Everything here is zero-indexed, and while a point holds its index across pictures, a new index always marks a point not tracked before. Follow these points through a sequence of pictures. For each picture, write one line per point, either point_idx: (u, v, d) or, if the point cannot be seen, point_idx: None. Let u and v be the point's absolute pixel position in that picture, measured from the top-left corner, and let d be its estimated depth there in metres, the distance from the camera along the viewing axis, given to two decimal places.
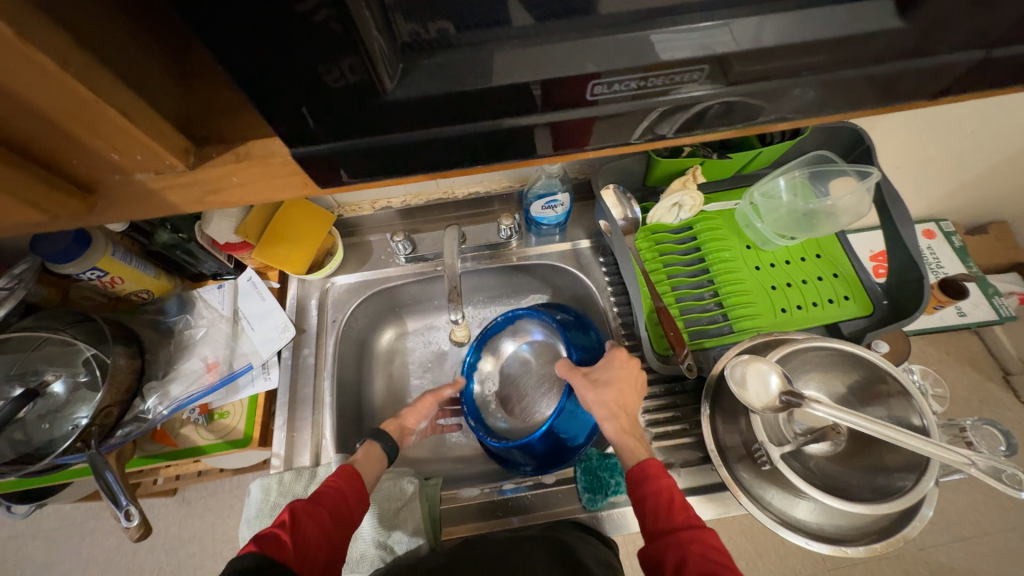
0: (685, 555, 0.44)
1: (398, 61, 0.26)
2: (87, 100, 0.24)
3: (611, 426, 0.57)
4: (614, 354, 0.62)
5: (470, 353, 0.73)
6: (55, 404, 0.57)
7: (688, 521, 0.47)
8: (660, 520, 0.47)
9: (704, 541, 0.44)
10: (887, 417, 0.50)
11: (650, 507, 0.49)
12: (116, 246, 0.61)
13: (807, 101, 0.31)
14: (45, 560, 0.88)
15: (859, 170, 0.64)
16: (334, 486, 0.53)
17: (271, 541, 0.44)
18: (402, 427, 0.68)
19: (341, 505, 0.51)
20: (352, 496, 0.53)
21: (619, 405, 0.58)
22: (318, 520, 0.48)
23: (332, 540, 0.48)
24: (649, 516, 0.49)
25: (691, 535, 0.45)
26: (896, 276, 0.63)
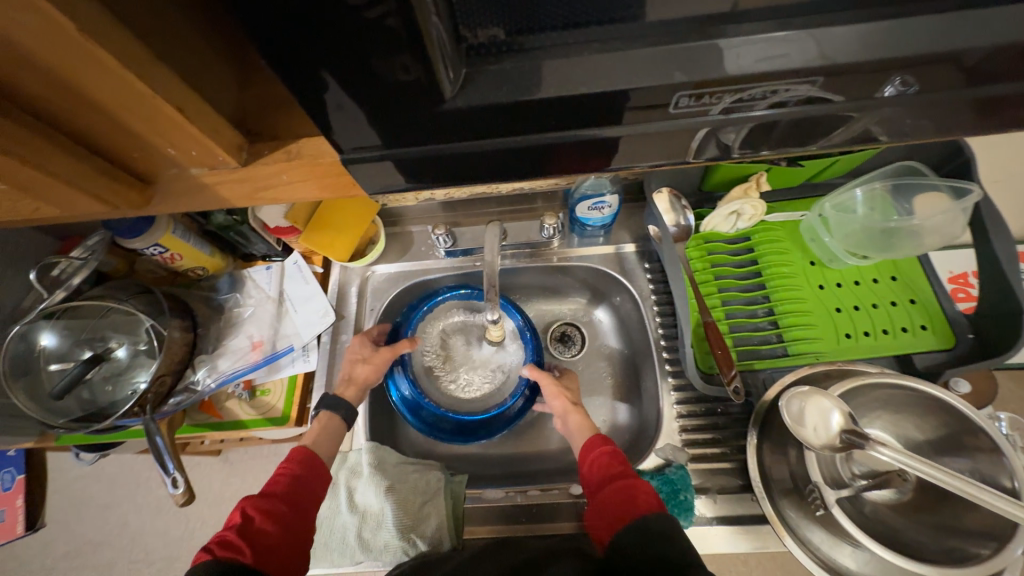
0: (618, 500, 0.48)
1: (462, 67, 0.24)
2: (146, 97, 0.24)
3: (575, 416, 0.62)
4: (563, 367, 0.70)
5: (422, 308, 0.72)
6: (117, 368, 0.60)
7: (627, 471, 0.51)
8: (603, 474, 0.52)
9: (637, 486, 0.49)
10: (969, 472, 0.44)
11: (595, 466, 0.53)
12: (177, 224, 0.63)
13: (914, 116, 0.27)
14: (107, 500, 0.97)
15: (955, 187, 0.56)
16: (289, 474, 0.53)
17: (223, 544, 0.45)
18: (361, 387, 0.65)
19: (297, 491, 0.52)
20: (308, 478, 0.54)
21: (576, 401, 0.64)
22: (274, 511, 0.49)
23: (292, 526, 0.49)
24: (595, 476, 0.52)
25: (627, 483, 0.49)
26: (987, 309, 0.56)
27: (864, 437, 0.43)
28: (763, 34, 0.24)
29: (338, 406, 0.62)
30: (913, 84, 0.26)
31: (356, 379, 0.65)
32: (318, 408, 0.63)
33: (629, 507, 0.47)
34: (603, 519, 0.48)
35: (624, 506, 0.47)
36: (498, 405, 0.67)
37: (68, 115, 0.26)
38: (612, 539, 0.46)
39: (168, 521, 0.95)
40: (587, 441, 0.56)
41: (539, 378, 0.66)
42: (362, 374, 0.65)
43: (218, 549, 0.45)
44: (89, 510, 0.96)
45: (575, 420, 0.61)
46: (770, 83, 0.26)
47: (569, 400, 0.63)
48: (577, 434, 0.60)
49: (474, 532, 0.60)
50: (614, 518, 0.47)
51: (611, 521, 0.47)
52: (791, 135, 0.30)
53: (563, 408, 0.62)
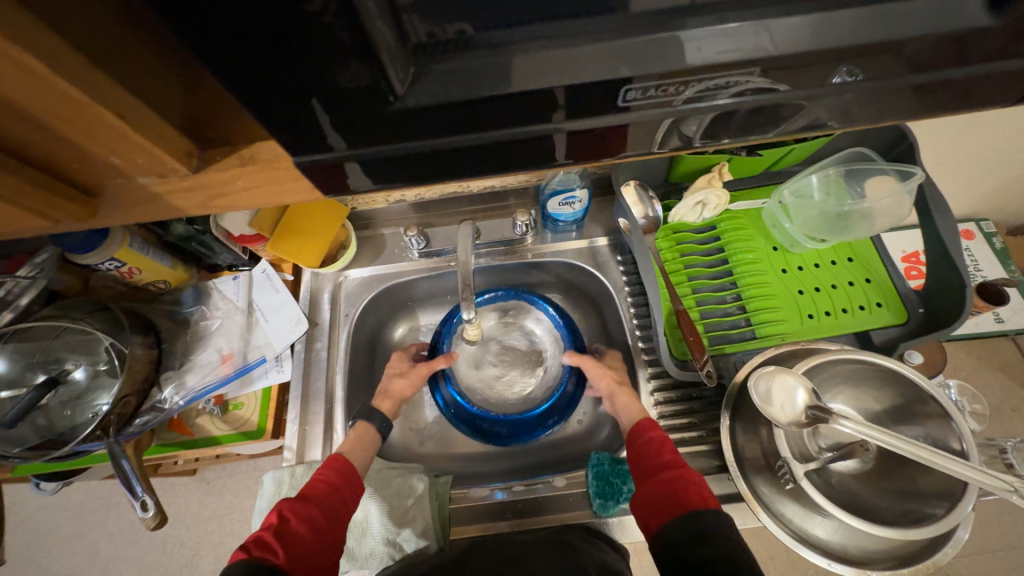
0: (668, 490, 0.48)
1: (409, 65, 0.24)
2: (82, 105, 0.23)
3: (624, 395, 0.62)
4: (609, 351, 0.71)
5: (452, 317, 0.73)
6: (76, 391, 0.57)
7: (676, 462, 0.51)
8: (650, 463, 0.52)
9: (688, 477, 0.49)
10: (923, 438, 0.47)
11: (642, 452, 0.54)
12: (134, 237, 0.61)
13: (852, 103, 0.29)
14: (74, 530, 0.92)
15: (901, 170, 0.59)
16: (325, 479, 0.52)
17: (259, 544, 0.44)
18: (398, 400, 0.67)
19: (331, 497, 0.51)
20: (343, 484, 0.53)
21: (623, 381, 0.65)
22: (308, 515, 0.48)
23: (324, 532, 0.48)
24: (641, 461, 0.53)
25: (678, 474, 0.49)
26: (934, 283, 0.59)
27: (828, 412, 0.46)
28: (708, 29, 0.25)
29: (372, 416, 0.63)
30: (850, 73, 0.27)
31: (392, 392, 0.68)
32: (355, 418, 0.63)
33: (682, 498, 0.47)
34: (653, 510, 0.48)
35: (675, 497, 0.47)
36: (550, 396, 0.68)
37: (0, 127, 0.24)
38: (662, 531, 0.45)
39: (143, 547, 0.91)
40: (636, 426, 0.57)
41: (581, 362, 0.67)
42: (398, 387, 0.68)
43: (253, 548, 0.44)
44: (54, 542, 0.91)
45: (623, 402, 0.62)
46: (716, 76, 0.26)
47: (614, 380, 0.64)
48: (628, 413, 0.60)
49: (462, 532, 0.60)
50: (664, 509, 0.47)
51: (660, 511, 0.47)
52: (742, 125, 0.31)
53: (611, 388, 0.63)
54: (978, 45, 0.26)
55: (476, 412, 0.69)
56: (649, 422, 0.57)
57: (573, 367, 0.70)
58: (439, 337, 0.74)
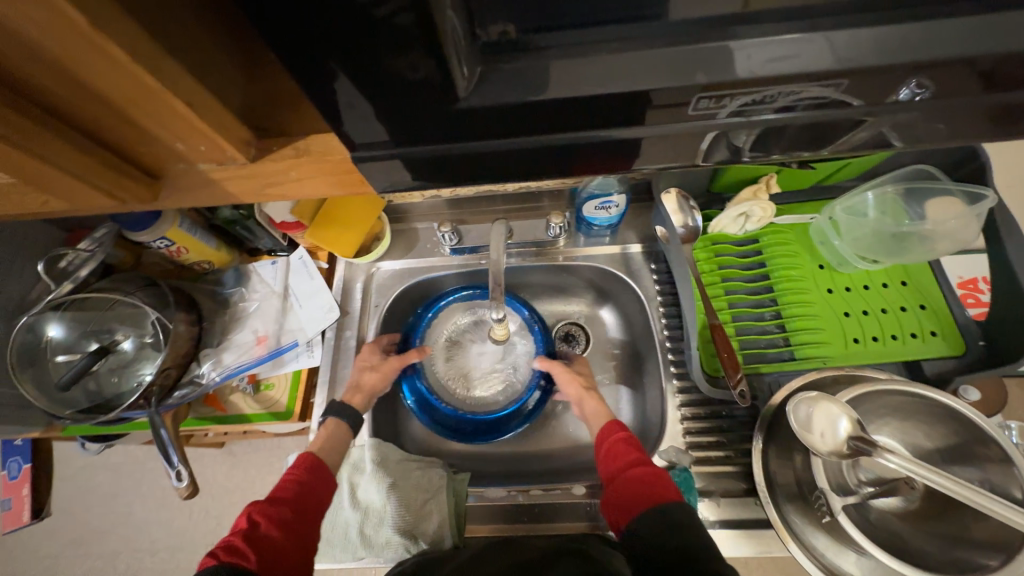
0: (631, 487, 0.49)
1: (476, 64, 0.24)
2: (155, 91, 0.24)
3: (592, 401, 0.63)
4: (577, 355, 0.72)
5: (427, 312, 0.72)
6: (123, 360, 0.60)
7: (641, 459, 0.51)
8: (615, 462, 0.52)
9: (651, 473, 0.49)
10: (979, 482, 0.44)
11: (608, 454, 0.54)
12: (184, 218, 0.63)
13: (932, 120, 0.27)
14: (112, 489, 0.98)
15: (970, 192, 0.55)
16: (295, 480, 0.53)
17: (229, 549, 0.45)
18: (369, 394, 0.66)
19: (302, 497, 0.52)
20: (313, 484, 0.54)
21: (590, 386, 0.66)
22: (278, 516, 0.49)
23: (297, 531, 0.49)
24: (607, 462, 0.53)
25: (641, 470, 0.50)
26: (1000, 315, 0.55)
27: (872, 444, 0.43)
28: (784, 35, 0.24)
29: (346, 413, 0.63)
30: (933, 87, 0.25)
31: (364, 386, 0.65)
32: (324, 414, 0.63)
33: (643, 494, 0.47)
34: (618, 507, 0.49)
35: (638, 493, 0.48)
36: (518, 401, 0.68)
37: (80, 109, 0.26)
38: (627, 528, 0.47)
39: (172, 512, 0.96)
40: (601, 428, 0.57)
41: (551, 367, 0.67)
42: (370, 381, 0.66)
43: (224, 554, 0.44)
44: (94, 499, 0.98)
45: (589, 404, 0.63)
46: (790, 84, 0.25)
47: (582, 385, 0.65)
48: (595, 418, 0.61)
49: (475, 530, 0.60)
50: (629, 507, 0.48)
51: (625, 508, 0.48)
52: (806, 138, 0.29)
53: (578, 393, 0.64)
54: None
55: (441, 407, 0.68)
56: (615, 423, 0.57)
57: (542, 372, 0.70)
58: (414, 330, 0.73)
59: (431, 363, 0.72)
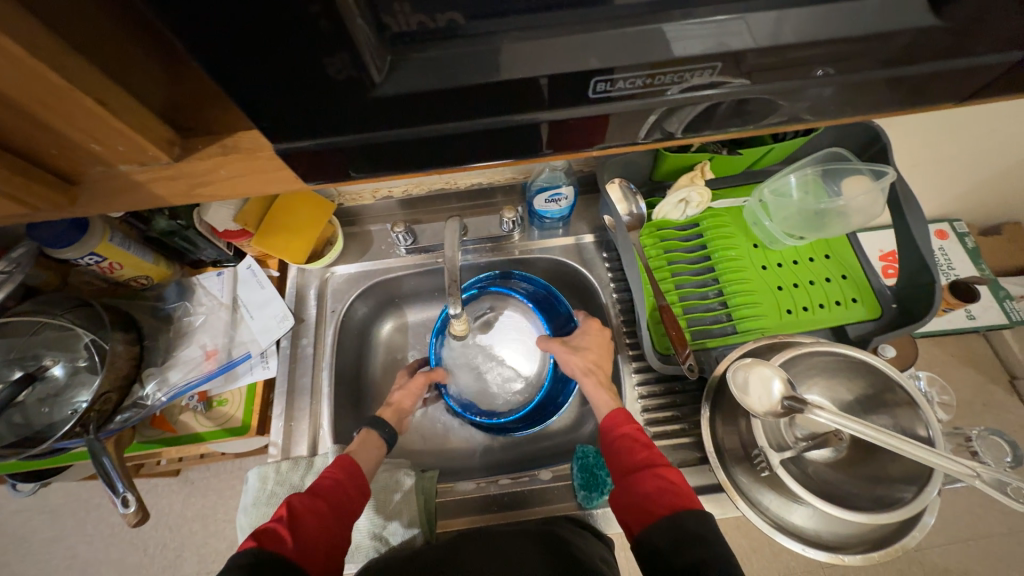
0: (648, 492, 0.48)
1: (387, 53, 0.25)
2: (62, 89, 0.23)
3: (592, 382, 0.62)
4: (588, 323, 0.68)
5: (433, 330, 0.71)
6: (55, 388, 0.56)
7: (653, 461, 0.51)
8: (627, 463, 0.52)
9: (663, 477, 0.49)
10: (892, 426, 0.49)
11: (620, 452, 0.54)
12: (115, 232, 0.60)
13: (821, 99, 0.30)
14: (52, 533, 0.90)
15: (874, 170, 0.61)
16: (334, 477, 0.51)
17: (272, 534, 0.43)
18: (399, 411, 0.67)
19: (339, 495, 0.50)
20: (350, 485, 0.51)
21: (591, 365, 0.64)
22: (316, 511, 0.47)
23: (331, 529, 0.47)
24: (618, 461, 0.53)
25: (656, 473, 0.50)
26: (907, 279, 0.61)
27: (803, 402, 0.47)
28: (680, 27, 0.26)
29: (383, 427, 0.62)
30: (815, 71, 0.28)
31: (393, 403, 0.68)
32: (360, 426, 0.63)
33: (655, 499, 0.47)
34: (633, 512, 0.48)
35: (654, 498, 0.47)
36: (536, 398, 0.68)
37: None
38: (644, 534, 0.46)
39: (125, 548, 0.89)
40: (608, 419, 0.57)
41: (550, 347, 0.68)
42: (397, 399, 0.68)
43: (265, 538, 0.43)
44: (32, 546, 0.90)
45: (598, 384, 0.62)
46: (689, 69, 0.27)
47: (579, 366, 0.64)
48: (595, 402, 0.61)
49: (448, 526, 0.60)
50: (646, 514, 0.47)
51: (641, 514, 0.47)
52: (715, 123, 0.32)
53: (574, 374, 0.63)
54: (941, 44, 0.27)
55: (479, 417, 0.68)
56: (619, 418, 0.57)
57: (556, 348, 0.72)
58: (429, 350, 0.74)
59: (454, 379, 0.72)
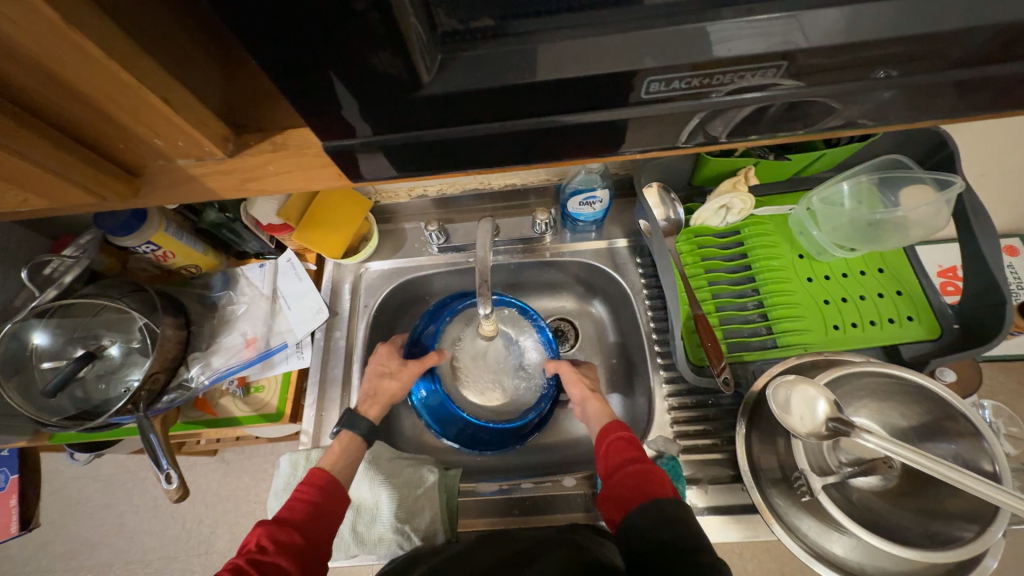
0: (631, 483, 0.48)
1: (436, 52, 0.25)
2: (131, 86, 0.24)
3: (595, 404, 0.62)
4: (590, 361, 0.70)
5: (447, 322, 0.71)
6: (111, 366, 0.60)
7: (641, 456, 0.51)
8: (615, 459, 0.52)
9: (648, 469, 0.49)
10: (951, 457, 0.45)
11: (609, 450, 0.53)
12: (170, 222, 0.63)
13: (891, 102, 0.28)
14: (102, 501, 0.97)
15: (939, 179, 0.57)
16: (306, 500, 0.51)
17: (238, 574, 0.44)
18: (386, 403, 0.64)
19: (312, 519, 0.50)
20: (325, 506, 0.51)
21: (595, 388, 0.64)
22: (287, 542, 0.47)
23: (306, 558, 0.47)
24: (606, 460, 0.53)
25: (641, 467, 0.49)
26: (973, 298, 0.56)
27: (850, 425, 0.44)
28: (735, 26, 0.24)
29: (357, 425, 0.60)
30: (884, 72, 0.26)
31: (380, 395, 0.64)
32: (337, 426, 0.60)
33: (638, 492, 0.47)
34: (616, 503, 0.48)
35: (637, 490, 0.47)
36: (532, 417, 0.66)
37: (56, 109, 0.26)
38: (625, 520, 0.46)
39: (165, 520, 0.95)
40: (603, 426, 0.56)
41: (557, 368, 0.66)
42: (387, 389, 0.64)
43: None
44: (84, 511, 0.96)
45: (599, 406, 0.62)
46: (745, 68, 0.26)
47: (587, 386, 0.64)
48: (594, 420, 0.60)
49: (469, 525, 0.61)
50: (628, 502, 0.47)
51: (625, 505, 0.48)
52: (768, 126, 0.30)
53: (582, 394, 0.63)
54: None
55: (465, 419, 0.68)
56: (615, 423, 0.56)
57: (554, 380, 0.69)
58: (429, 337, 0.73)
59: (449, 371, 0.71)
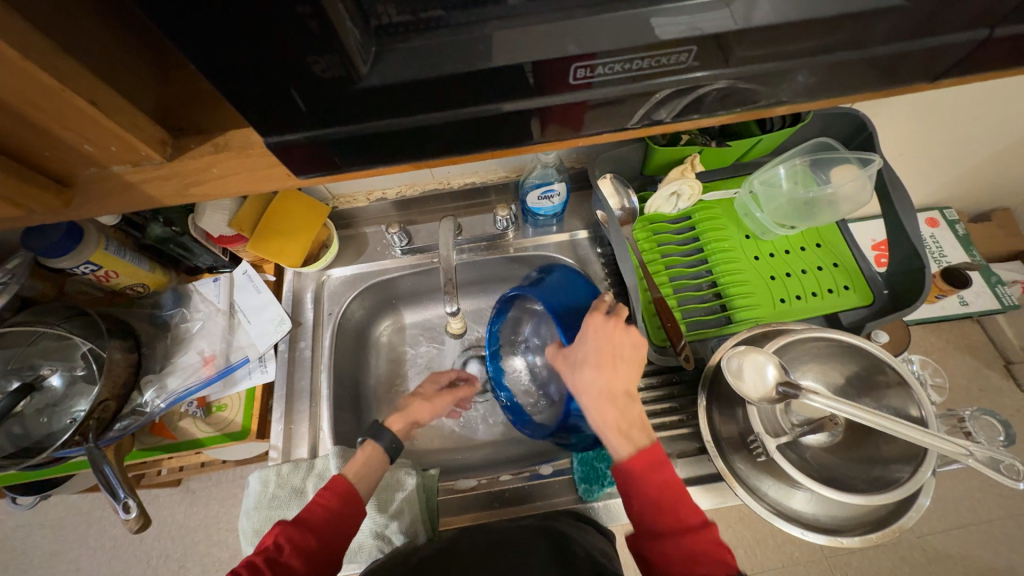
0: (675, 561, 0.42)
1: (371, 45, 0.25)
2: (54, 90, 0.23)
3: (598, 414, 0.48)
4: (588, 322, 0.53)
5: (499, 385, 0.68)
6: (52, 398, 0.56)
7: (685, 520, 0.43)
8: (651, 520, 0.44)
9: (696, 544, 0.42)
10: (885, 408, 0.50)
11: (640, 507, 0.45)
12: (109, 240, 0.60)
13: (804, 85, 0.31)
14: (53, 548, 0.90)
15: (861, 157, 0.62)
16: (325, 506, 0.49)
17: (252, 570, 0.43)
18: (409, 420, 0.62)
19: (330, 526, 0.48)
20: (343, 514, 0.49)
21: (595, 382, 0.50)
22: (301, 546, 0.45)
23: (316, 565, 0.45)
24: (638, 517, 0.45)
25: (688, 538, 0.42)
26: (898, 264, 0.62)
27: (796, 387, 0.47)
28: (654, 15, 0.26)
29: (381, 435, 0.57)
30: (793, 56, 0.29)
31: (407, 413, 0.62)
32: (364, 436, 0.58)
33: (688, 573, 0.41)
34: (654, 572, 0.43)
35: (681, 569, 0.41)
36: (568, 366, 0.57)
37: None
38: None
39: (127, 560, 0.89)
40: (621, 469, 0.46)
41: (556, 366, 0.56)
42: (416, 410, 0.63)
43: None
44: (32, 562, 0.89)
45: (624, 407, 0.49)
46: (663, 52, 0.27)
47: (582, 388, 0.50)
48: (606, 434, 0.48)
49: (450, 523, 0.61)
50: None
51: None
52: (698, 110, 0.32)
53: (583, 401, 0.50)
54: (920, 19, 0.27)
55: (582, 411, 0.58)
56: (633, 467, 0.45)
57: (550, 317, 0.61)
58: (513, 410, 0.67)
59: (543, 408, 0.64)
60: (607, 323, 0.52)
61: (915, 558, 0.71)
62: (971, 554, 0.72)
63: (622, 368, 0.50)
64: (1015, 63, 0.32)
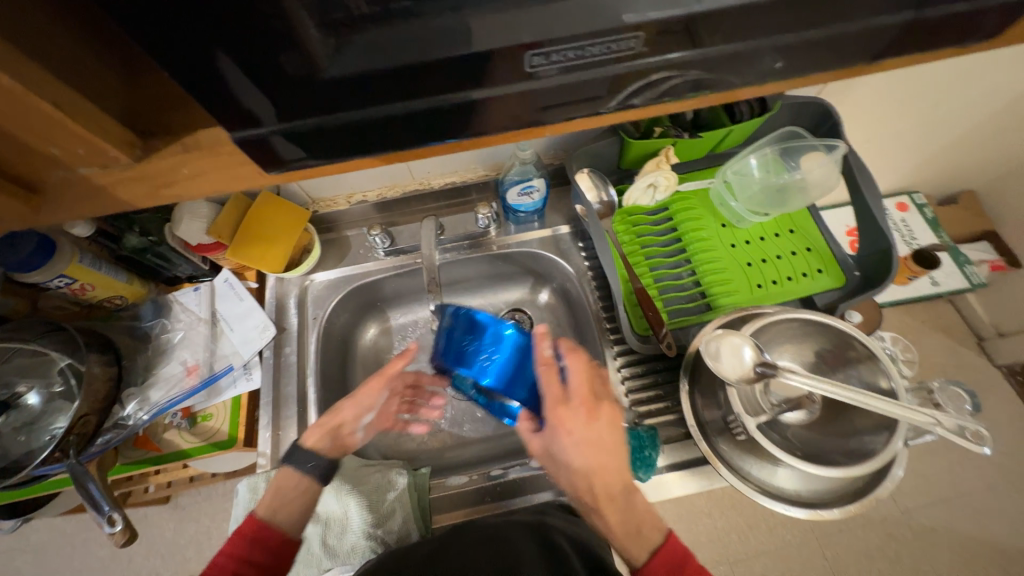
0: None
1: (329, 37, 0.25)
2: (17, 94, 0.23)
3: (603, 520, 0.45)
4: (555, 416, 0.46)
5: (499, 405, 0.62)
6: (30, 416, 0.55)
7: None
8: None
9: None
10: (858, 383, 0.51)
11: None
12: (84, 253, 0.59)
13: (753, 68, 0.32)
14: (39, 573, 0.88)
15: (828, 144, 0.64)
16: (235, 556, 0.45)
17: None
18: (333, 430, 0.54)
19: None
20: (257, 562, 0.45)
21: (586, 485, 0.45)
22: None
23: None
24: None
25: None
26: (866, 245, 0.64)
27: (773, 366, 0.49)
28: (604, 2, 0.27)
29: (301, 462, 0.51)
30: (742, 41, 0.30)
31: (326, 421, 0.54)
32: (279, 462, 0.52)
33: None
34: None
35: None
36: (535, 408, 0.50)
37: None
38: None
39: None
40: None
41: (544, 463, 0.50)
42: (341, 414, 0.55)
43: None
44: None
45: (626, 507, 0.45)
46: (612, 39, 0.28)
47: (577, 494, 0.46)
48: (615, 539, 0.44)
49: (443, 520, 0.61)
50: None
51: None
52: (656, 96, 0.33)
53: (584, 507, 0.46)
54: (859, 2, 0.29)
55: None
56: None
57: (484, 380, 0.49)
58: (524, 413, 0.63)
59: None
60: (577, 418, 0.46)
61: (900, 532, 0.73)
62: (953, 525, 0.74)
63: (612, 466, 0.45)
64: (950, 42, 0.33)
